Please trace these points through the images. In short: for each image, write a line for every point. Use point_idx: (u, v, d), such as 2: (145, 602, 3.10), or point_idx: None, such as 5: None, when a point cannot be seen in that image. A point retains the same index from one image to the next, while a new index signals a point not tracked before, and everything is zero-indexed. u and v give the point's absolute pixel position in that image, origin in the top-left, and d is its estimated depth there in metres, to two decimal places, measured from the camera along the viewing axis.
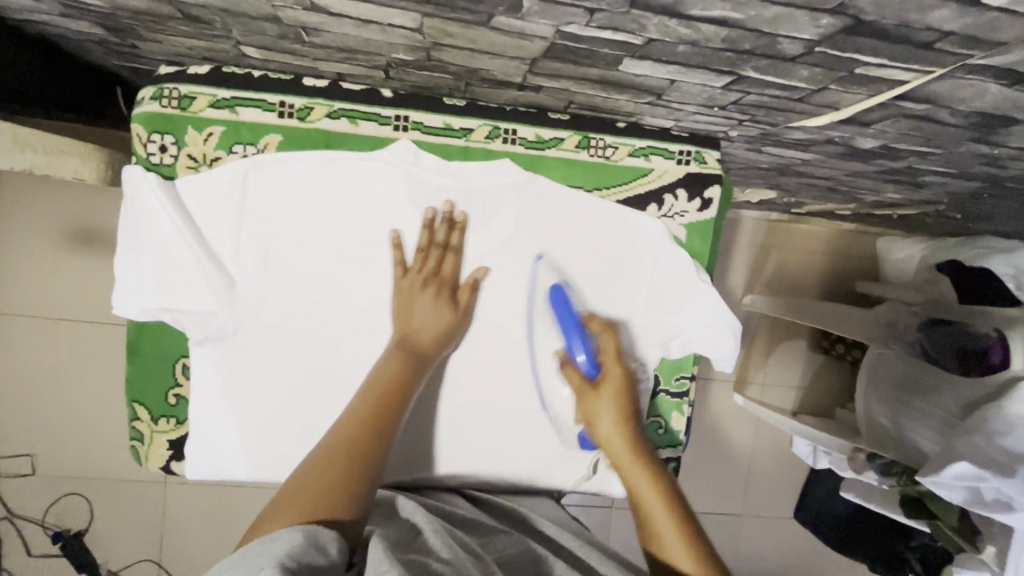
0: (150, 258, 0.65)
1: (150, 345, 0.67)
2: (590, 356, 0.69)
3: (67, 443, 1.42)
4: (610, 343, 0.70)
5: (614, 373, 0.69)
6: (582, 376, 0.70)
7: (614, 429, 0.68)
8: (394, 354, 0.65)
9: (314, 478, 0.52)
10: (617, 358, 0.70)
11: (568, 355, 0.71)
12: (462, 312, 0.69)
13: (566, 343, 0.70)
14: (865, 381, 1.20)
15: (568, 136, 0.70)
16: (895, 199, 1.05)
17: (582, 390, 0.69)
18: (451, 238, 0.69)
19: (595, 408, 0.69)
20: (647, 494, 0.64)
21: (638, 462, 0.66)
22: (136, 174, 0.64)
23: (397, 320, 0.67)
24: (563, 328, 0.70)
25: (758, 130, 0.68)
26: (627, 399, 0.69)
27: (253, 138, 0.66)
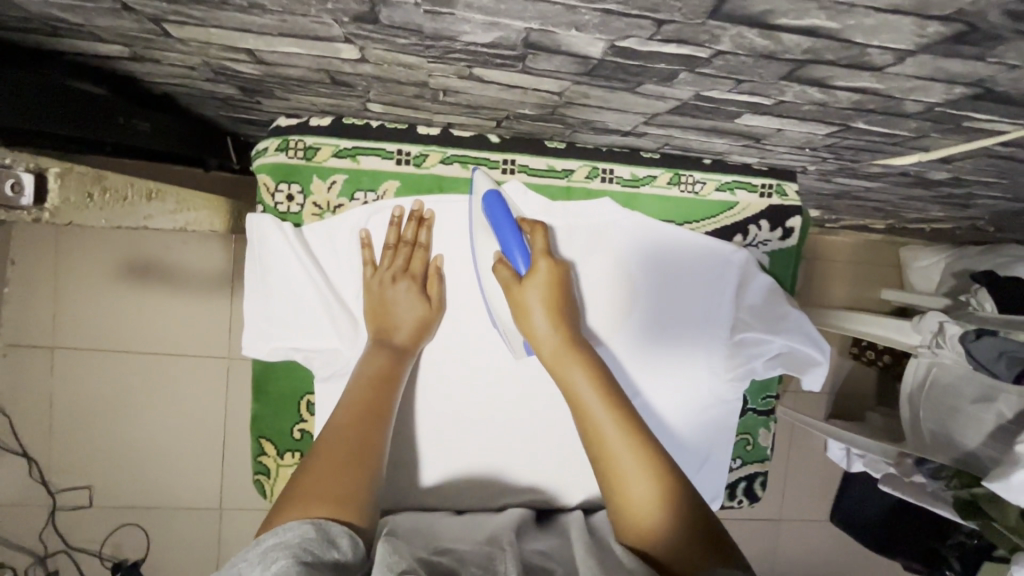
0: (278, 300, 0.69)
1: (277, 384, 0.71)
2: (522, 256, 0.67)
3: (122, 473, 1.43)
4: (541, 239, 0.69)
5: (543, 267, 0.67)
6: (512, 270, 0.67)
7: (547, 329, 0.66)
8: (377, 352, 0.66)
9: (321, 476, 0.53)
10: (548, 253, 0.68)
11: (502, 255, 0.68)
12: (436, 304, 0.71)
13: (501, 244, 0.68)
14: (909, 390, 1.26)
15: (660, 174, 0.75)
16: (937, 216, 1.11)
17: (513, 284, 0.67)
18: (419, 235, 0.71)
19: (526, 301, 0.67)
20: (574, 376, 0.64)
21: (576, 370, 0.64)
22: (266, 222, 0.68)
23: (371, 318, 0.69)
24: (497, 228, 0.67)
25: (837, 165, 0.73)
26: (558, 294, 0.67)
27: (373, 185, 0.70)
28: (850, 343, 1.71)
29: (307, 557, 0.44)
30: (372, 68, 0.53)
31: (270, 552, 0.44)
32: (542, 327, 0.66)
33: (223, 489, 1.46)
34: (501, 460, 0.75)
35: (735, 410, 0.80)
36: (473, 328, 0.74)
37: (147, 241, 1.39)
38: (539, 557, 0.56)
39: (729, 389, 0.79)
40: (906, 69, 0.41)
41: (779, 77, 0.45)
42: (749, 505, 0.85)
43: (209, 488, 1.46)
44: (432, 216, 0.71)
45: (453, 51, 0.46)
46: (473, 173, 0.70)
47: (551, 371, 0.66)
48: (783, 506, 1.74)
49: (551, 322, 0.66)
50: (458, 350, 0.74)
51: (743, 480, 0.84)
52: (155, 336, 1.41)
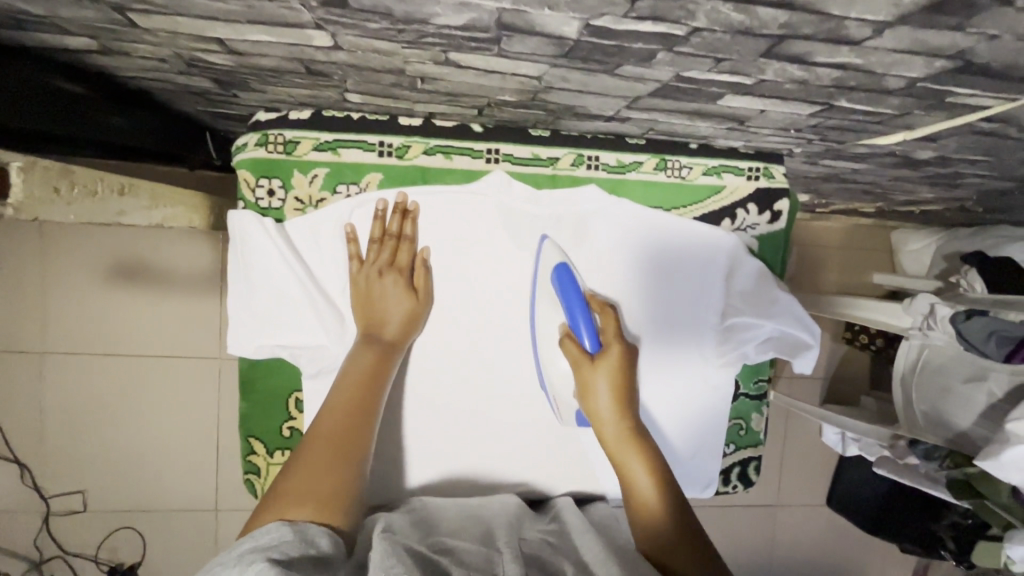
0: (262, 297, 0.67)
1: (265, 382, 0.70)
2: (591, 336, 0.67)
3: (116, 477, 1.42)
4: (612, 325, 0.69)
5: (614, 351, 0.67)
6: (581, 348, 0.67)
7: (609, 411, 0.65)
8: (366, 349, 0.65)
9: (306, 475, 0.53)
10: (620, 338, 0.68)
11: (569, 330, 0.68)
12: (424, 298, 0.69)
13: (569, 318, 0.67)
14: (901, 374, 1.25)
15: (647, 160, 0.74)
16: (926, 198, 1.11)
17: (582, 362, 0.66)
18: (405, 228, 0.69)
19: (592, 384, 0.66)
20: (632, 458, 0.63)
21: (636, 457, 0.63)
22: (247, 218, 0.66)
23: (360, 313, 0.67)
24: (569, 309, 0.67)
25: (823, 146, 0.73)
26: (625, 378, 0.67)
27: (355, 178, 0.69)
28: (844, 328, 1.71)
29: (284, 555, 0.45)
30: (346, 55, 0.52)
31: (247, 554, 0.46)
32: (605, 409, 0.65)
33: (219, 490, 1.46)
34: (493, 452, 0.75)
35: (728, 397, 0.79)
36: (462, 320, 0.73)
37: (134, 243, 1.37)
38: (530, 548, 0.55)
39: (721, 375, 0.79)
40: (885, 42, 0.41)
41: (758, 54, 0.44)
42: (744, 489, 0.85)
43: (205, 489, 1.45)
44: (415, 208, 0.69)
45: (426, 35, 0.45)
46: (541, 242, 0.72)
47: (606, 448, 0.65)
48: (780, 492, 1.75)
49: (614, 404, 0.65)
50: (447, 343, 0.73)
51: (737, 465, 0.83)
52: (145, 338, 1.40)
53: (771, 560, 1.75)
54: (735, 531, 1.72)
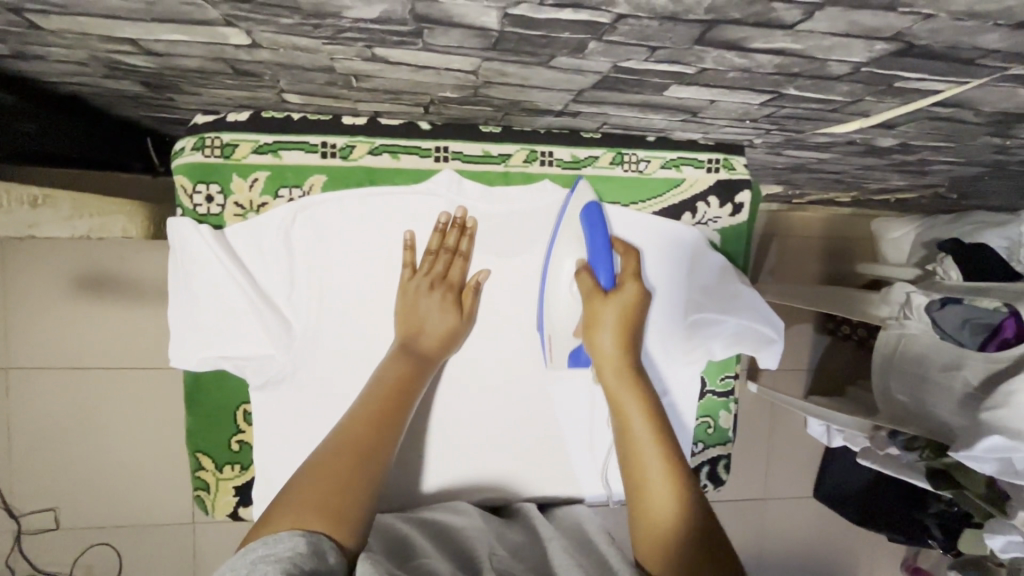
0: (203, 308, 0.65)
1: (208, 395, 0.67)
2: (609, 275, 0.66)
3: (88, 494, 1.40)
4: (632, 263, 0.69)
5: (628, 289, 0.67)
6: (595, 282, 0.67)
7: (613, 348, 0.65)
8: (400, 357, 0.65)
9: (322, 479, 0.51)
10: (636, 279, 0.68)
11: (590, 264, 0.67)
12: (466, 317, 0.69)
13: (590, 250, 0.67)
14: (880, 362, 1.22)
15: (602, 154, 0.72)
16: (899, 186, 1.09)
17: (594, 296, 0.66)
18: (461, 244, 0.70)
19: (599, 317, 0.66)
20: (634, 416, 0.62)
21: (635, 405, 0.63)
22: (186, 226, 0.64)
23: (399, 322, 0.67)
24: (591, 245, 0.66)
25: (783, 136, 0.71)
26: (631, 324, 0.67)
27: (298, 181, 0.66)
28: (825, 319, 1.70)
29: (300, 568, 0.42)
30: (269, 54, 0.49)
31: (261, 565, 0.41)
32: (608, 349, 0.66)
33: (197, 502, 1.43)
34: (452, 458, 0.73)
35: (693, 393, 0.78)
36: None
37: (100, 254, 1.34)
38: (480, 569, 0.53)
39: (684, 371, 0.77)
40: (818, 25, 0.39)
41: (691, 41, 0.42)
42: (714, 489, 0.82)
43: (181, 502, 1.43)
44: (474, 223, 0.69)
45: (343, 30, 0.43)
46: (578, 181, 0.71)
47: (607, 394, 0.65)
48: (767, 485, 1.74)
49: (617, 347, 0.66)
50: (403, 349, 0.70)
51: (706, 464, 0.80)
52: (114, 350, 1.37)
53: (760, 554, 1.74)
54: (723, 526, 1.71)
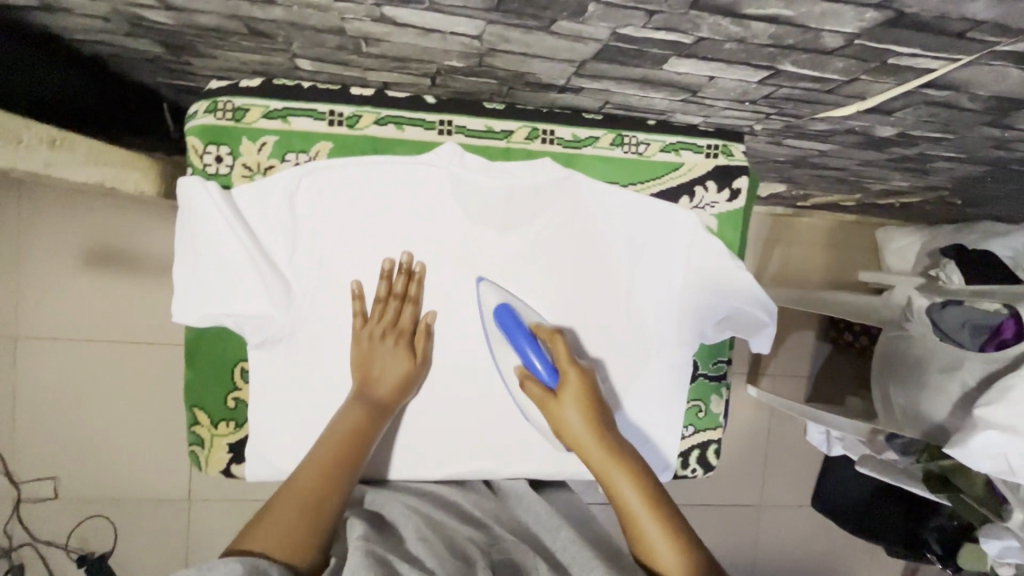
0: (206, 265, 0.66)
1: (207, 351, 0.68)
2: (548, 364, 0.68)
3: (87, 466, 1.41)
4: (562, 347, 0.69)
5: (571, 375, 0.67)
6: (543, 386, 0.68)
7: (584, 433, 0.65)
8: (355, 406, 0.66)
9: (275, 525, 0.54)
10: (572, 360, 0.68)
11: (527, 369, 0.69)
12: (420, 361, 0.70)
13: (521, 357, 0.69)
14: (878, 367, 1.20)
15: (603, 135, 0.73)
16: (902, 187, 1.10)
17: (547, 399, 0.67)
18: (409, 289, 0.70)
19: (562, 415, 0.66)
20: (627, 492, 0.62)
21: (623, 475, 0.63)
22: (194, 183, 0.65)
23: (354, 369, 0.68)
24: (513, 338, 0.69)
25: (783, 122, 0.72)
26: (592, 399, 0.67)
27: (305, 146, 0.68)
28: (828, 326, 1.70)
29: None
30: (283, 12, 0.52)
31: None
32: (582, 435, 0.65)
33: (194, 479, 1.45)
34: (445, 429, 0.73)
35: (687, 375, 0.77)
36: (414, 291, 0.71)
37: (114, 228, 1.37)
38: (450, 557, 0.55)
39: (680, 355, 0.76)
40: None
41: (687, 5, 0.44)
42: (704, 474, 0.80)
43: (178, 478, 1.44)
44: (421, 268, 0.70)
45: None
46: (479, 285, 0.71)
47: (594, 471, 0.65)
48: (765, 492, 1.72)
49: (587, 428, 0.65)
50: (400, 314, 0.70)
51: (696, 447, 0.79)
52: (119, 325, 1.40)
53: (755, 562, 1.72)
54: (719, 531, 1.70)
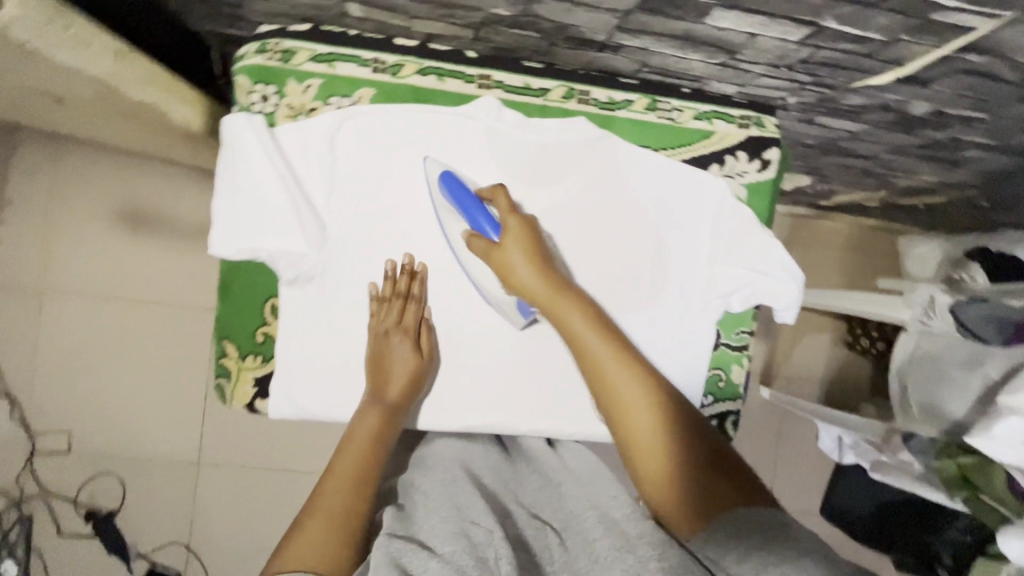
0: (246, 200, 0.68)
1: (240, 285, 0.70)
2: (495, 225, 0.67)
3: (102, 422, 1.43)
4: (503, 199, 0.68)
5: (513, 224, 0.67)
6: (487, 240, 0.67)
7: (533, 279, 0.66)
8: (370, 412, 0.67)
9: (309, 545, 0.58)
10: (514, 210, 0.67)
11: (472, 229, 0.68)
12: (427, 357, 0.71)
13: (470, 221, 0.68)
14: (899, 362, 1.21)
15: (638, 99, 0.74)
16: (929, 183, 1.09)
17: (491, 250, 0.66)
18: (412, 288, 0.71)
19: (508, 260, 0.66)
20: (581, 331, 0.64)
21: (569, 307, 0.65)
22: (239, 120, 0.67)
23: (369, 374, 0.70)
24: (463, 207, 0.68)
25: (817, 94, 0.73)
26: (536, 242, 0.67)
27: (348, 91, 0.70)
28: (845, 332, 1.68)
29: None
30: None
31: None
32: (529, 279, 0.66)
33: (204, 443, 1.46)
34: (467, 381, 0.73)
35: (708, 344, 0.78)
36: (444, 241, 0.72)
37: (145, 190, 1.41)
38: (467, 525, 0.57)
39: (701, 323, 0.77)
40: None
41: None
42: None
43: (189, 441, 1.46)
44: (421, 267, 0.71)
45: None
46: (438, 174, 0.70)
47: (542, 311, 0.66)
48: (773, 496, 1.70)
49: (535, 271, 0.66)
50: (431, 261, 0.72)
51: (714, 418, 0.79)
52: (143, 285, 1.42)
53: None
54: None
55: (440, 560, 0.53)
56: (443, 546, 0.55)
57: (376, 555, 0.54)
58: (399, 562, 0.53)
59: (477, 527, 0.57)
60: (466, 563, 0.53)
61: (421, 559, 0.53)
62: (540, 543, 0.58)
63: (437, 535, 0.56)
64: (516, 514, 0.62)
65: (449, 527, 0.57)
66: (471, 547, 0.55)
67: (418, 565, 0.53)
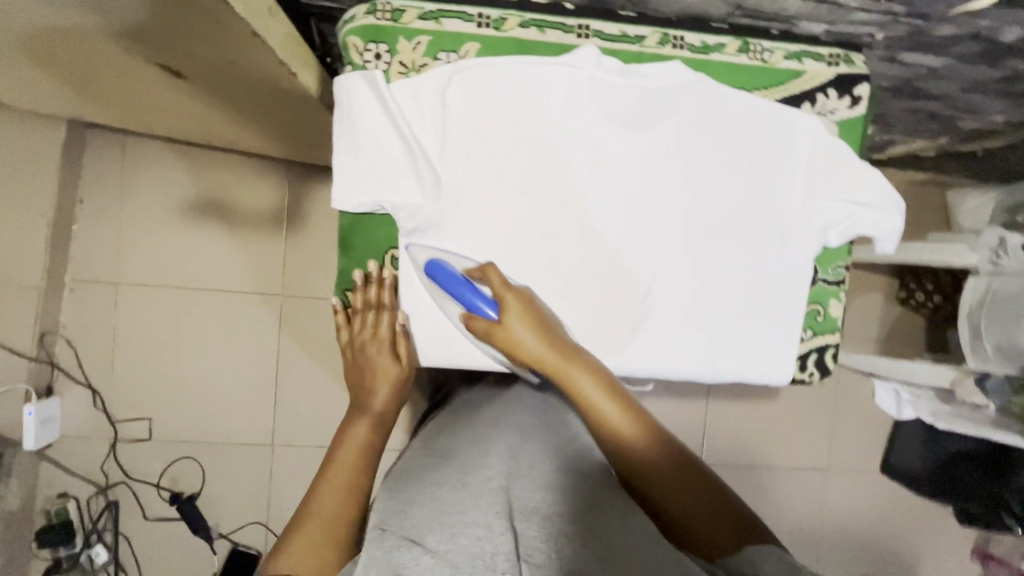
0: (366, 155, 0.71)
1: (362, 239, 0.74)
2: (490, 302, 0.67)
3: (179, 408, 1.48)
4: (495, 275, 0.68)
5: (510, 300, 0.67)
6: (487, 319, 0.67)
7: (542, 351, 0.65)
8: (359, 419, 0.72)
9: (300, 546, 0.59)
10: (507, 285, 0.67)
11: (470, 311, 0.68)
12: (405, 362, 0.76)
13: (463, 301, 0.69)
14: (972, 302, 1.19)
15: (730, 42, 0.76)
16: (995, 123, 1.10)
17: (493, 328, 0.66)
18: (383, 298, 0.75)
19: (512, 336, 0.65)
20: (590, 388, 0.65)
21: (580, 370, 0.65)
22: (357, 78, 0.70)
23: (353, 384, 0.76)
24: (454, 291, 0.68)
25: (907, 26, 0.74)
26: (534, 314, 0.67)
27: (455, 46, 0.72)
28: (897, 289, 1.69)
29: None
30: None
31: None
32: (538, 349, 0.65)
33: (277, 424, 1.50)
34: (578, 324, 0.76)
35: (807, 279, 0.79)
36: (553, 188, 0.74)
37: (210, 180, 1.45)
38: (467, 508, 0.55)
39: (800, 259, 0.79)
40: None
41: None
42: (820, 378, 0.83)
43: (263, 422, 1.50)
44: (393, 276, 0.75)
45: None
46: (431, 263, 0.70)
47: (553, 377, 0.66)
48: (832, 455, 1.72)
49: (541, 340, 0.65)
50: (541, 208, 0.74)
51: (814, 351, 0.82)
52: (213, 273, 1.46)
53: (822, 526, 1.71)
54: (784, 491, 1.69)
55: (432, 555, 0.51)
56: (438, 542, 0.52)
57: (370, 550, 0.53)
58: (391, 563, 0.51)
59: (475, 525, 0.53)
60: (463, 560, 0.50)
61: (413, 555, 0.51)
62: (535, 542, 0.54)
63: (430, 530, 0.53)
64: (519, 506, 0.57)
65: (447, 520, 0.54)
66: (468, 543, 0.52)
67: (411, 563, 0.50)
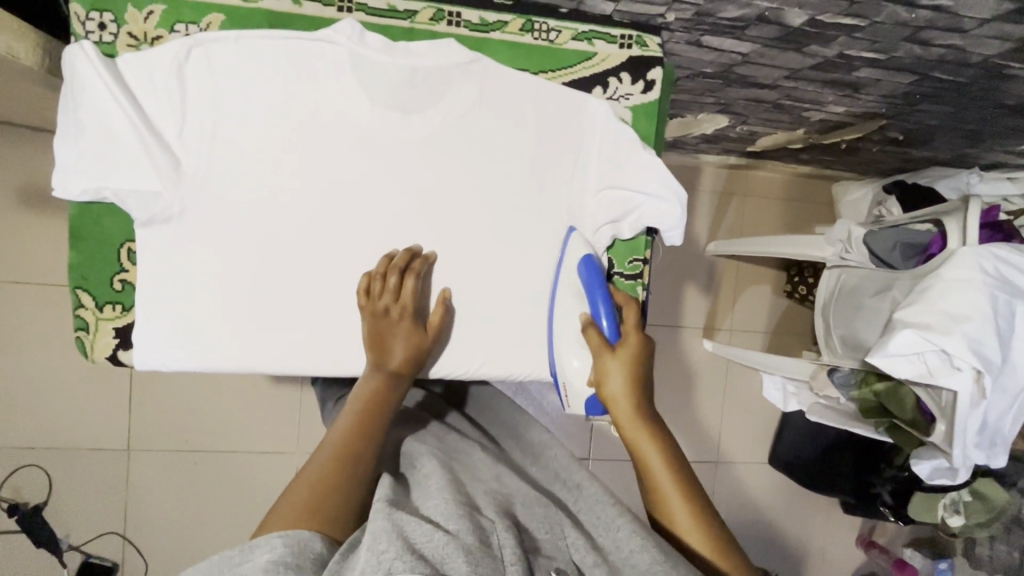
0: (91, 137, 0.63)
1: (93, 228, 0.66)
2: (610, 321, 0.68)
3: (15, 415, 1.25)
4: (632, 316, 0.70)
5: (632, 341, 0.67)
6: (602, 337, 0.67)
7: (624, 395, 0.63)
8: (371, 377, 0.64)
9: (311, 490, 0.50)
10: (637, 328, 0.69)
11: (590, 318, 0.69)
12: (432, 330, 0.70)
13: (589, 305, 0.70)
14: (824, 300, 1.15)
15: (512, 20, 0.70)
16: (841, 114, 1.08)
17: (602, 350, 0.66)
18: (411, 263, 0.70)
19: (607, 370, 0.65)
20: (654, 460, 0.59)
21: (650, 441, 0.60)
22: (72, 48, 0.62)
23: (369, 346, 0.67)
24: (591, 292, 0.70)
25: (693, 7, 0.69)
26: (641, 367, 0.66)
27: (195, 18, 0.65)
28: (784, 282, 1.69)
29: (293, 563, 0.41)
30: None
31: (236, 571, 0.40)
32: (622, 396, 0.64)
33: (133, 427, 1.31)
34: (346, 323, 0.71)
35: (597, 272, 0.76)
36: (316, 174, 0.69)
37: (13, 156, 1.18)
38: (478, 503, 0.50)
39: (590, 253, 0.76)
40: None
41: None
42: None
43: (118, 426, 1.31)
44: (432, 254, 0.72)
45: None
46: (569, 233, 0.74)
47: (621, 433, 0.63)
48: (722, 449, 1.70)
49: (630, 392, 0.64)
50: (299, 195, 0.68)
51: None
52: (29, 263, 1.22)
53: None
54: None
55: (448, 535, 0.44)
56: (450, 523, 0.46)
57: (376, 521, 0.45)
58: (404, 533, 0.44)
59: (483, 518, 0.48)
60: (476, 548, 0.44)
61: (426, 531, 0.44)
62: (534, 531, 0.51)
63: (443, 514, 0.47)
64: (516, 497, 0.54)
65: (455, 506, 0.48)
66: (478, 530, 0.46)
67: (422, 538, 0.44)
